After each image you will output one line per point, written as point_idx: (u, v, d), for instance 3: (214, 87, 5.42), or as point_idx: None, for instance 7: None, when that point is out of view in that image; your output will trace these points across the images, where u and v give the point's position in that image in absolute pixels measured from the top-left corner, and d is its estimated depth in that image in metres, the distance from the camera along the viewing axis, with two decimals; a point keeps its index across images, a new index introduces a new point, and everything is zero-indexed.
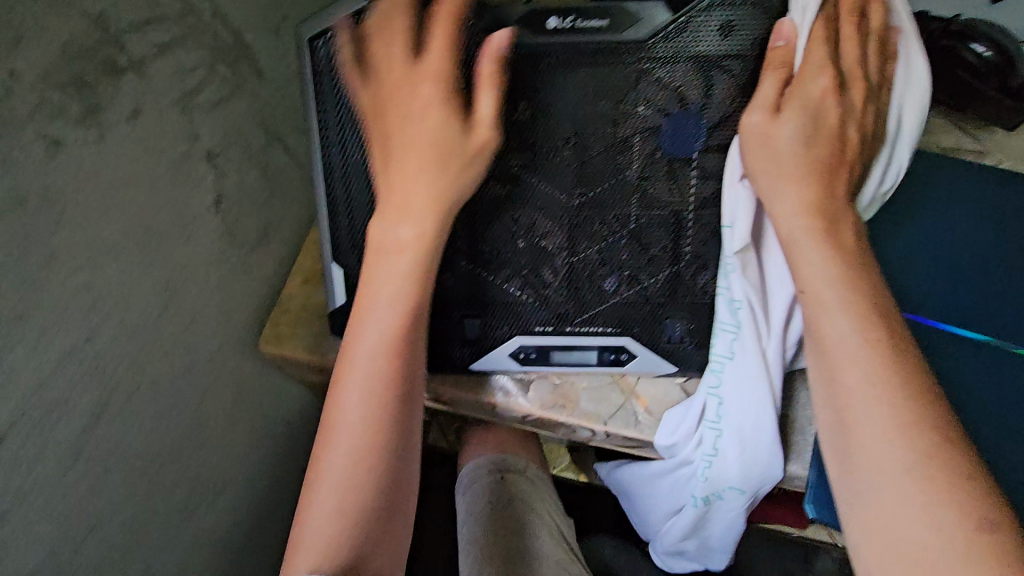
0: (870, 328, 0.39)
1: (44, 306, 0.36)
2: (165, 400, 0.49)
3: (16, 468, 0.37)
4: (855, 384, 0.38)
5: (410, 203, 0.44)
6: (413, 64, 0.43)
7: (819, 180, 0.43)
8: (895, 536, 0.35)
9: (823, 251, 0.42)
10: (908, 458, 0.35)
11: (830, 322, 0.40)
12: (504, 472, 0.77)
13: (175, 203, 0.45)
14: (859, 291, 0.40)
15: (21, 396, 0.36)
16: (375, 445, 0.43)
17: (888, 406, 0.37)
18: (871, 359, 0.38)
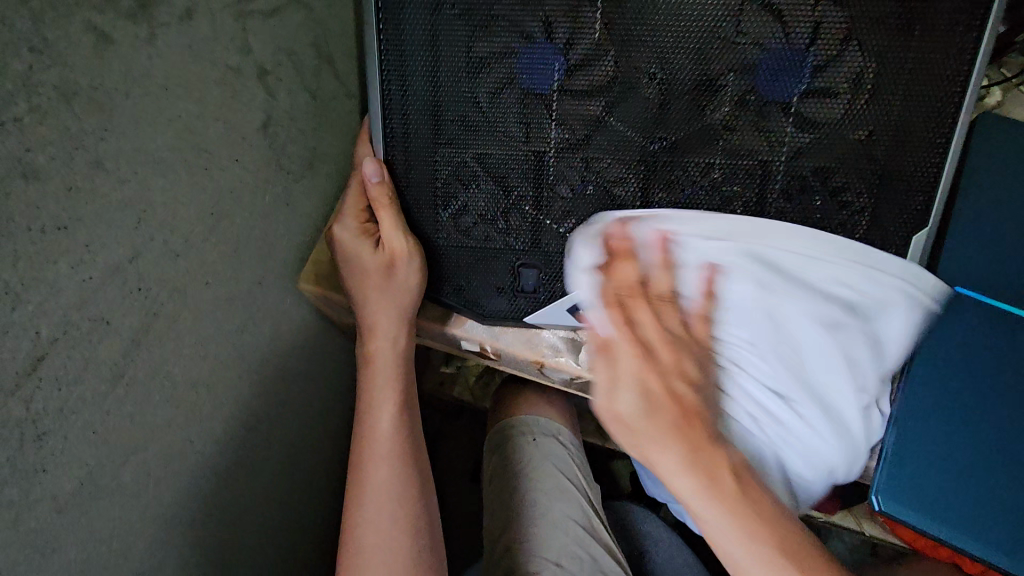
0: (714, 504, 0.38)
1: (90, 218, 0.34)
2: (205, 331, 0.47)
3: (59, 387, 0.35)
4: (763, 516, 0.39)
5: (389, 328, 0.51)
6: (369, 250, 0.49)
7: (695, 427, 0.40)
8: None
9: (690, 476, 0.39)
10: (773, 569, 0.37)
11: (702, 516, 0.39)
12: (537, 434, 0.75)
13: (224, 121, 0.42)
14: (659, 366, 0.42)
15: (64, 312, 0.34)
16: (398, 455, 0.51)
17: (707, 494, 0.38)
18: (669, 437, 0.40)
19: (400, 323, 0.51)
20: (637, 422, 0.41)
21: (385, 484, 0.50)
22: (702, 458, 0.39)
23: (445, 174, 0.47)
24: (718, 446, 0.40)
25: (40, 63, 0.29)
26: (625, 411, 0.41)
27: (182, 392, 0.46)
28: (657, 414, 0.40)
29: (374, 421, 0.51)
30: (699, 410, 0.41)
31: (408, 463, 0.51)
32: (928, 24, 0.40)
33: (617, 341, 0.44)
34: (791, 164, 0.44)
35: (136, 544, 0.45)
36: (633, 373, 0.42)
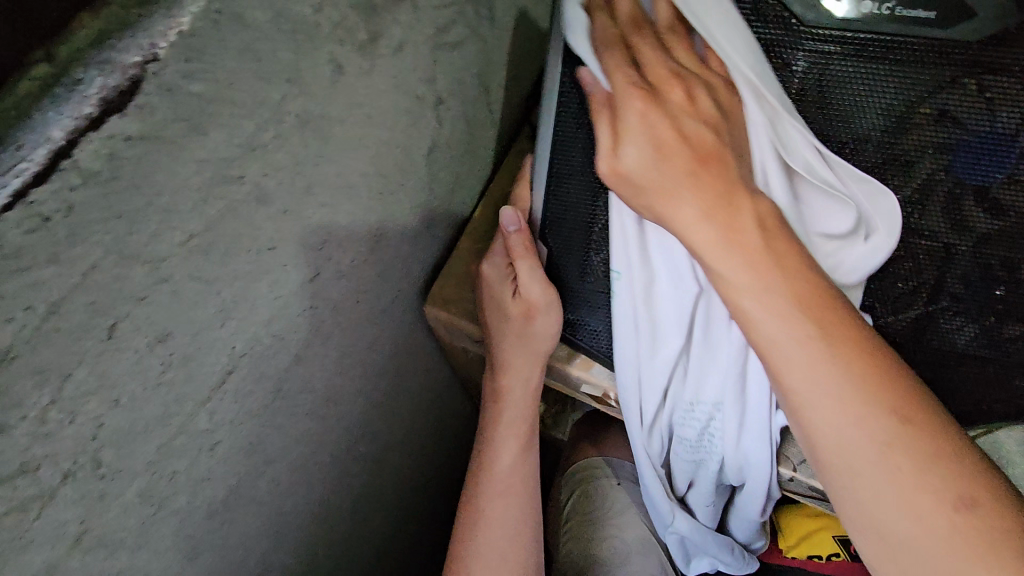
0: (857, 414, 0.33)
1: (291, 239, 0.34)
2: (345, 347, 0.47)
3: (234, 399, 0.35)
4: (866, 493, 0.33)
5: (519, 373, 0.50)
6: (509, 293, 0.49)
7: (818, 307, 0.34)
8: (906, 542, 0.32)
9: (811, 373, 0.33)
10: (929, 512, 0.32)
11: (821, 428, 0.34)
12: (622, 479, 0.73)
13: (401, 146, 0.42)
14: (757, 249, 0.35)
15: (254, 328, 0.34)
16: (513, 500, 0.49)
17: (834, 387, 0.33)
18: (828, 370, 0.33)
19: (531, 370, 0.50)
20: (643, 174, 0.37)
21: (504, 528, 0.48)
22: (858, 378, 0.33)
23: (602, 223, 0.46)
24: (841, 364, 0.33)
25: (290, 93, 0.29)
26: (630, 162, 0.37)
27: (318, 405, 0.46)
28: (795, 321, 0.34)
29: (493, 463, 0.50)
30: (821, 297, 0.34)
31: (524, 506, 0.50)
32: None
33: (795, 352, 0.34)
34: (977, 249, 0.42)
35: (256, 553, 0.45)
36: (685, 182, 0.36)
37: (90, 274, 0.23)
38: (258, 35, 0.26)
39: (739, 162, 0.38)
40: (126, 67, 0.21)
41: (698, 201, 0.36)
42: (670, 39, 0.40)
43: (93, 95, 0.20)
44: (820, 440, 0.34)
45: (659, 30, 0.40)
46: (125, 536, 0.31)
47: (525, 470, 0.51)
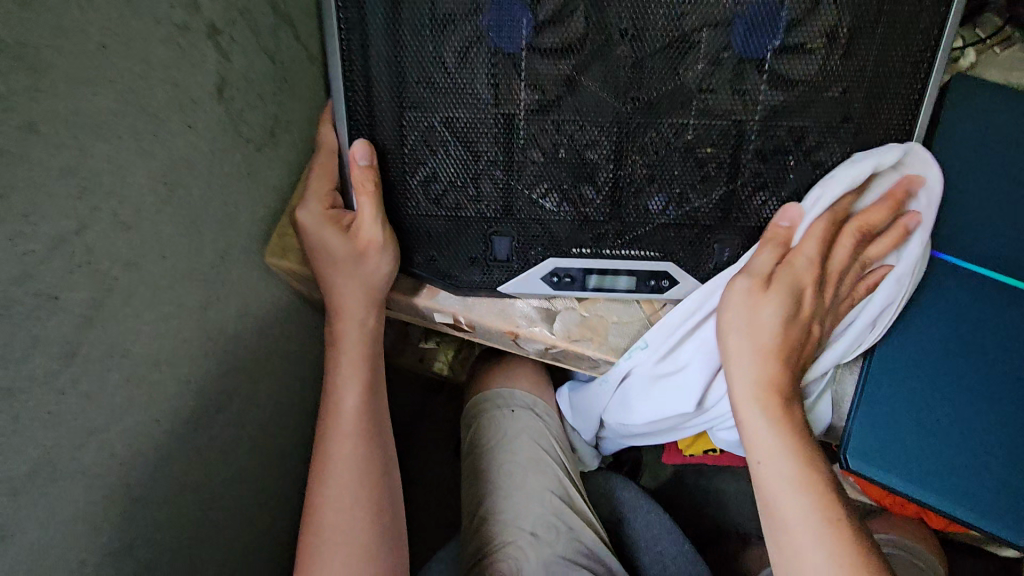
0: (770, 412, 0.46)
1: (26, 187, 0.32)
2: (164, 307, 0.45)
3: (4, 366, 0.33)
4: (772, 463, 0.45)
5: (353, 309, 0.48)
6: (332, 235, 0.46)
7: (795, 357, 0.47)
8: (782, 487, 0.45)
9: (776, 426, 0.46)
10: (809, 509, 0.44)
11: (753, 431, 0.46)
12: (515, 406, 0.74)
13: (173, 83, 0.40)
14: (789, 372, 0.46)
15: (5, 289, 0.32)
16: (359, 435, 0.48)
17: (765, 425, 0.46)
18: (757, 405, 0.46)
19: (366, 304, 0.48)
20: (782, 333, 0.46)
21: (350, 465, 0.47)
22: (788, 418, 0.46)
23: (412, 141, 0.45)
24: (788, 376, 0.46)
25: None
26: (752, 378, 0.46)
27: (144, 369, 0.45)
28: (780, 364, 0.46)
29: (337, 401, 0.48)
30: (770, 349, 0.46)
31: (373, 439, 0.49)
32: None
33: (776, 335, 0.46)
34: (766, 122, 0.44)
35: (100, 526, 0.44)
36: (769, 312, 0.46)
37: None
38: None
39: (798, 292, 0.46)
40: None
41: (738, 346, 0.47)
42: None
43: None
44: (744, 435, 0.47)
45: None
46: None
47: (372, 407, 0.50)
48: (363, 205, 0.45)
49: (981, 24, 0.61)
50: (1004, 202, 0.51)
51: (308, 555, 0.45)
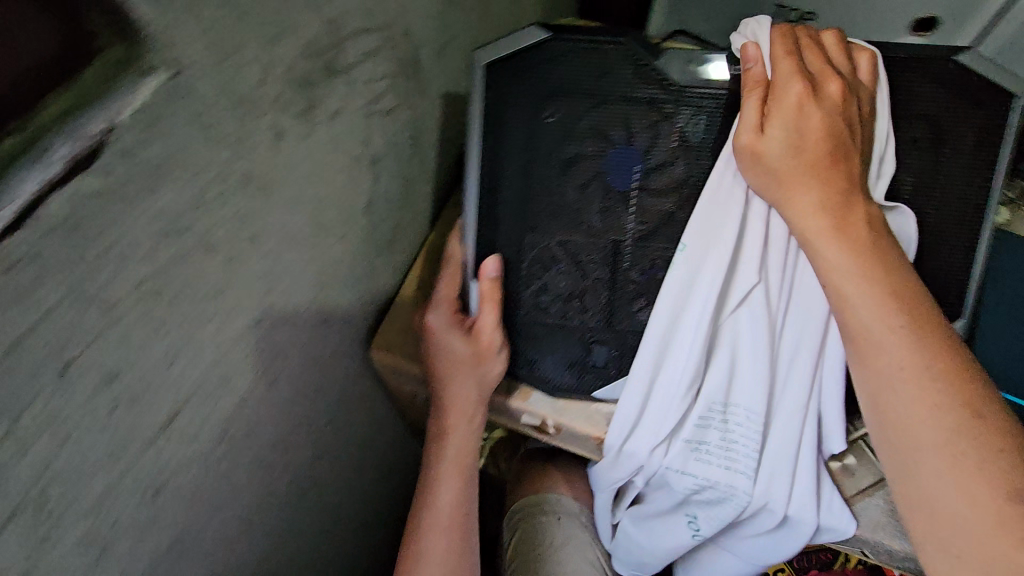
0: (919, 343, 0.40)
1: (236, 285, 0.37)
2: (291, 392, 0.49)
3: (182, 441, 0.37)
4: (886, 359, 0.41)
5: (466, 406, 0.52)
6: (456, 338, 0.51)
7: (908, 295, 0.41)
8: (925, 468, 0.39)
9: (896, 339, 0.40)
10: (946, 439, 0.38)
11: (855, 298, 0.42)
12: (561, 514, 0.74)
13: (341, 201, 0.47)
14: (930, 338, 0.40)
15: (202, 370, 0.36)
16: (454, 530, 0.50)
17: (898, 338, 0.40)
18: (846, 251, 0.42)
19: (477, 403, 0.52)
20: (783, 161, 0.43)
21: (438, 560, 0.49)
22: (947, 377, 0.39)
23: (530, 260, 0.52)
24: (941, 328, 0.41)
25: (234, 154, 0.33)
26: (773, 141, 0.43)
27: (265, 450, 0.48)
28: (881, 280, 0.41)
29: (436, 493, 0.52)
30: (877, 225, 0.43)
31: (464, 531, 0.51)
32: (955, 147, 0.48)
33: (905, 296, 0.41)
34: None
35: None
36: (812, 172, 0.43)
37: (47, 316, 0.25)
38: (206, 107, 0.30)
39: (854, 225, 0.42)
40: (88, 134, 0.25)
41: (813, 195, 0.43)
42: (572, 99, 0.48)
43: (58, 158, 0.24)
44: (851, 313, 0.42)
45: (562, 92, 0.48)
46: None
47: (465, 502, 0.52)
48: (483, 318, 0.51)
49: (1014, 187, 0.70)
50: None
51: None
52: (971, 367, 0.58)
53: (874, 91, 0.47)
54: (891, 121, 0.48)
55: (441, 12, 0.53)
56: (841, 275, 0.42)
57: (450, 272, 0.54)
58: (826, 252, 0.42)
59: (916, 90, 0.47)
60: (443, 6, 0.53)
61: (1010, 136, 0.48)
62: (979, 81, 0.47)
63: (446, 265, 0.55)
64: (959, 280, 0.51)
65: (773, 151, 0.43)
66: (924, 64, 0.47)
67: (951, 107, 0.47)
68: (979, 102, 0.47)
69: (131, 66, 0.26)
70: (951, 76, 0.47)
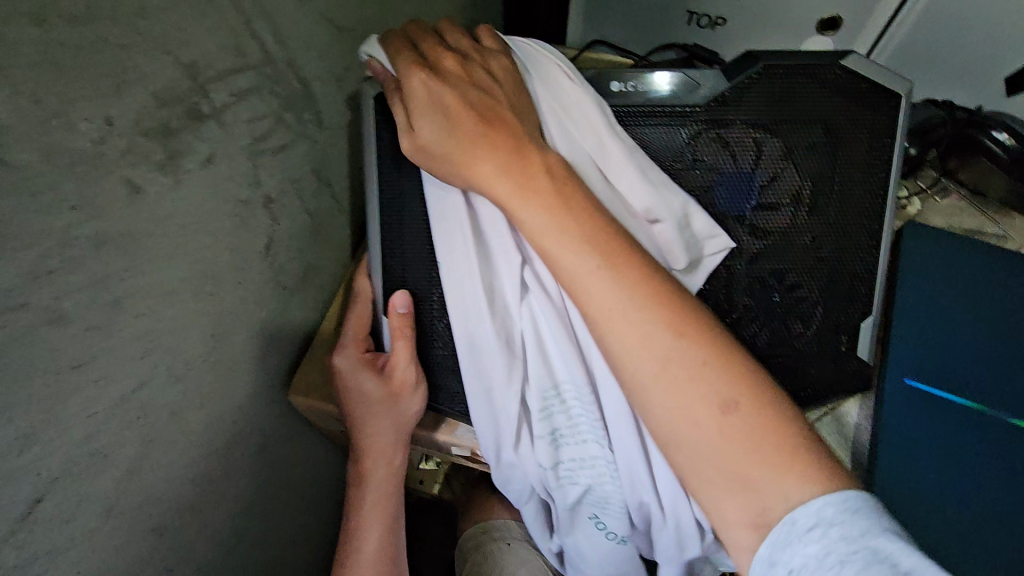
0: (642, 304, 0.37)
1: (103, 355, 0.35)
2: (195, 452, 0.46)
3: (53, 528, 0.34)
4: (627, 344, 0.37)
5: (385, 447, 0.51)
6: (369, 379, 0.49)
7: (578, 207, 0.39)
8: (669, 414, 0.36)
9: (614, 282, 0.38)
10: (693, 384, 0.36)
11: (559, 257, 0.39)
12: (510, 539, 0.72)
13: (231, 247, 0.44)
14: (629, 267, 0.38)
15: (67, 450, 0.34)
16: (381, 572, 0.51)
17: (591, 256, 0.38)
18: (561, 226, 0.39)
19: (397, 442, 0.51)
20: (443, 145, 0.42)
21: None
22: (660, 318, 0.37)
23: (442, 290, 0.50)
24: (650, 272, 0.39)
25: (78, 219, 0.31)
26: (427, 135, 0.42)
27: (170, 517, 0.45)
28: (559, 216, 0.39)
29: (360, 537, 0.51)
30: (562, 170, 0.41)
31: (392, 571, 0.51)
32: (852, 149, 0.49)
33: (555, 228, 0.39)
34: (751, 265, 0.50)
35: None
36: (479, 143, 0.41)
37: None
38: (30, 174, 0.27)
39: (539, 173, 0.40)
40: None
41: (496, 161, 0.41)
42: None
43: None
44: (561, 271, 0.39)
45: None
46: None
47: (392, 542, 0.52)
48: (393, 356, 0.49)
49: (921, 178, 0.72)
50: (966, 335, 0.58)
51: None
52: (893, 361, 0.58)
53: (766, 99, 0.48)
54: (785, 127, 0.48)
55: (332, 42, 0.51)
56: (552, 232, 0.39)
57: (359, 309, 0.52)
58: (568, 261, 0.39)
59: (808, 95, 0.48)
60: (333, 34, 0.51)
61: (904, 137, 0.49)
62: (869, 84, 0.47)
63: (355, 300, 0.53)
64: (870, 279, 0.51)
65: (439, 147, 0.42)
66: (813, 70, 0.48)
67: (843, 110, 0.48)
68: (872, 104, 0.48)
69: None
70: (840, 80, 0.47)
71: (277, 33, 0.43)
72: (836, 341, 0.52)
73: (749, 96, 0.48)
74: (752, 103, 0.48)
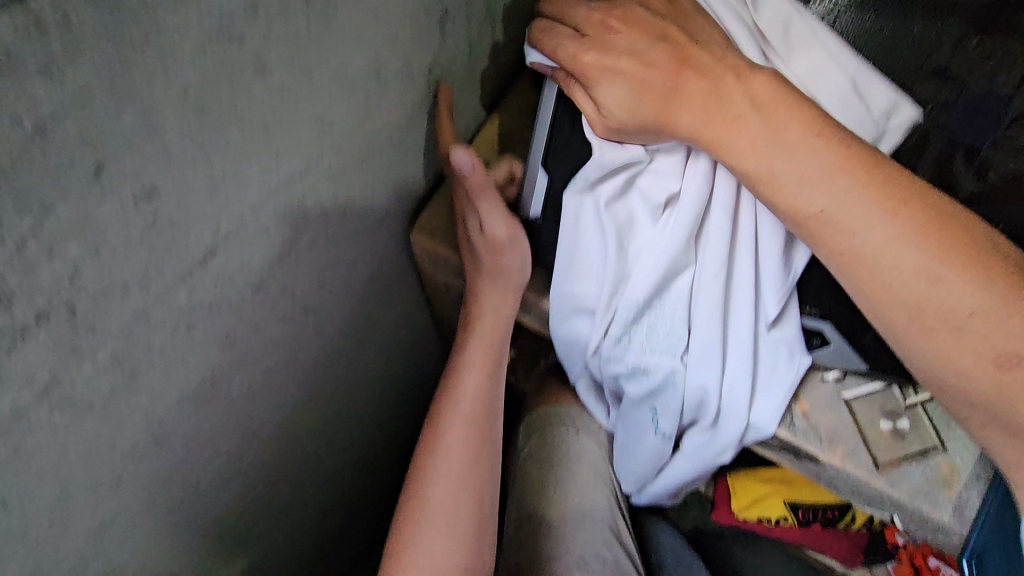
0: (863, 182, 0.36)
1: (286, 124, 0.34)
2: (328, 259, 0.46)
3: (217, 284, 0.35)
4: (854, 244, 0.37)
5: (489, 294, 0.52)
6: (474, 221, 0.51)
7: (831, 128, 0.38)
8: (916, 306, 0.36)
9: (875, 201, 0.36)
10: (928, 280, 0.35)
11: (810, 193, 0.37)
12: (580, 429, 0.73)
13: (403, 53, 0.42)
14: (860, 168, 0.37)
15: (241, 211, 0.34)
16: (474, 419, 0.51)
17: (874, 213, 0.36)
18: (828, 160, 0.37)
19: (500, 290, 0.52)
20: (718, 133, 0.40)
21: (457, 444, 0.50)
22: (895, 199, 0.36)
23: None
24: (883, 164, 0.37)
25: None
26: (611, 108, 0.44)
27: (298, 312, 0.46)
28: (824, 142, 0.37)
29: (458, 381, 0.52)
30: (770, 91, 0.39)
31: (483, 428, 0.51)
32: None
33: (829, 167, 0.37)
34: (965, 208, 0.42)
35: (224, 449, 0.45)
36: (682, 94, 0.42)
37: (83, 102, 0.22)
38: None
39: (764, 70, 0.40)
40: None
41: (777, 147, 0.38)
42: None
43: None
44: (803, 207, 0.38)
45: None
46: (94, 400, 0.31)
47: (488, 395, 0.52)
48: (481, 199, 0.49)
49: None
50: None
51: (408, 531, 0.47)
52: None
53: None
54: None
55: None
56: (769, 154, 0.38)
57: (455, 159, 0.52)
58: (798, 172, 0.38)
59: None
60: None
61: None
62: None
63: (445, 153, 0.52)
64: None
65: (630, 125, 0.44)
66: None
67: None
68: None
69: None
70: None
71: None
72: None
73: None
74: None
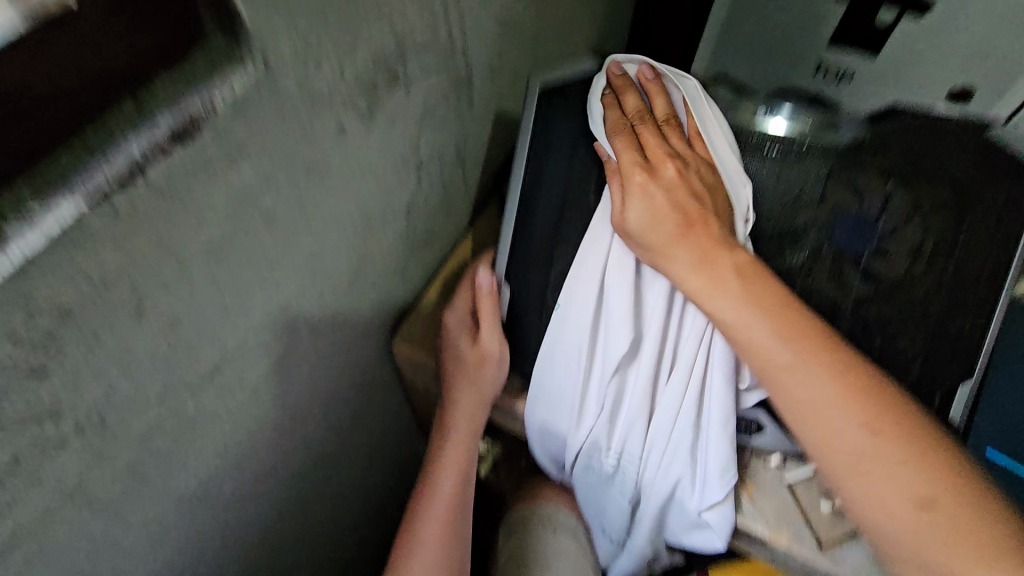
0: (828, 380, 0.44)
1: (285, 260, 0.41)
2: (317, 368, 0.52)
3: (219, 395, 0.41)
4: (821, 403, 0.44)
5: (467, 411, 0.58)
6: (464, 344, 0.58)
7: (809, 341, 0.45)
8: (858, 454, 0.43)
9: (846, 395, 0.43)
10: (871, 431, 0.42)
11: (789, 380, 0.44)
12: (558, 527, 0.75)
13: (384, 197, 0.51)
14: (829, 372, 0.44)
15: (244, 332, 0.40)
16: (446, 522, 0.56)
17: (829, 391, 0.44)
18: (829, 381, 0.44)
19: (478, 406, 0.58)
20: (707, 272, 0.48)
21: (431, 547, 0.55)
22: (856, 390, 0.43)
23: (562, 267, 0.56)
24: (854, 383, 0.44)
25: (301, 143, 0.37)
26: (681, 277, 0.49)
27: (287, 417, 0.51)
28: (816, 359, 0.44)
29: (437, 484, 0.58)
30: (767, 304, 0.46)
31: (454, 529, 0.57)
32: (978, 220, 0.51)
33: (799, 371, 0.44)
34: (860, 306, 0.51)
35: (213, 552, 0.48)
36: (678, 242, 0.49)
37: (136, 259, 0.30)
38: (285, 99, 0.34)
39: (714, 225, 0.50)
40: (189, 111, 0.29)
41: (730, 296, 0.47)
42: None
43: (162, 126, 0.28)
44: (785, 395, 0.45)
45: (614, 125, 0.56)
46: (106, 501, 0.35)
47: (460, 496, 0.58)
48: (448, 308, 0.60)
49: None
50: None
51: None
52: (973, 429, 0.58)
53: (901, 158, 0.52)
54: (915, 183, 0.52)
55: (496, 40, 0.58)
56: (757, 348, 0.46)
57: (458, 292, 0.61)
58: (799, 382, 0.44)
59: (944, 161, 0.52)
60: (499, 33, 0.57)
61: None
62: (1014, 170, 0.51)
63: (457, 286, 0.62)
64: (977, 341, 0.51)
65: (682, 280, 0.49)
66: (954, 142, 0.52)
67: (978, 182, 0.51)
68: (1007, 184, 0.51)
69: (233, 57, 0.30)
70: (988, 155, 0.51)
71: (462, 23, 0.50)
72: (929, 398, 0.51)
73: (884, 151, 0.53)
74: (887, 157, 0.53)
